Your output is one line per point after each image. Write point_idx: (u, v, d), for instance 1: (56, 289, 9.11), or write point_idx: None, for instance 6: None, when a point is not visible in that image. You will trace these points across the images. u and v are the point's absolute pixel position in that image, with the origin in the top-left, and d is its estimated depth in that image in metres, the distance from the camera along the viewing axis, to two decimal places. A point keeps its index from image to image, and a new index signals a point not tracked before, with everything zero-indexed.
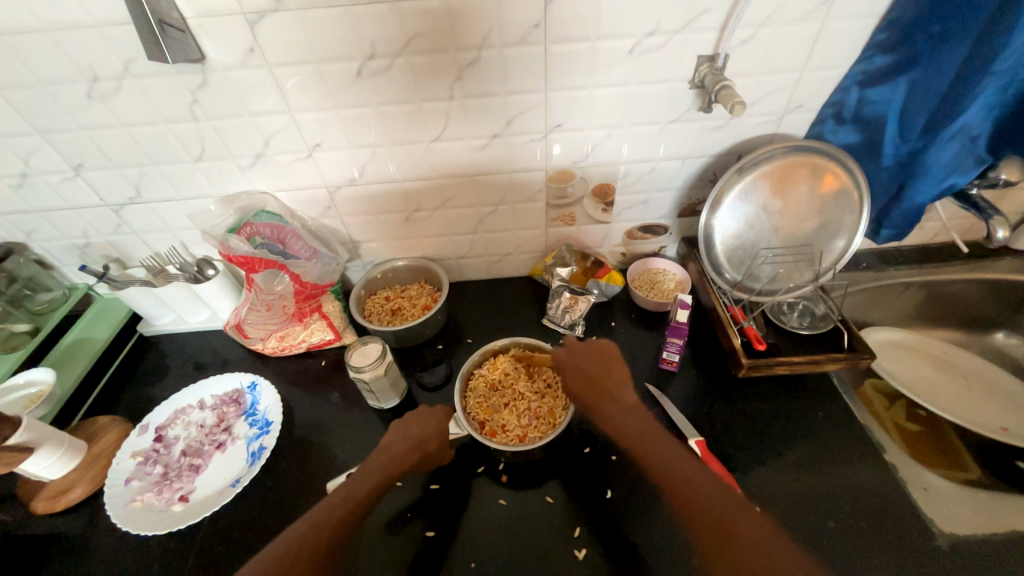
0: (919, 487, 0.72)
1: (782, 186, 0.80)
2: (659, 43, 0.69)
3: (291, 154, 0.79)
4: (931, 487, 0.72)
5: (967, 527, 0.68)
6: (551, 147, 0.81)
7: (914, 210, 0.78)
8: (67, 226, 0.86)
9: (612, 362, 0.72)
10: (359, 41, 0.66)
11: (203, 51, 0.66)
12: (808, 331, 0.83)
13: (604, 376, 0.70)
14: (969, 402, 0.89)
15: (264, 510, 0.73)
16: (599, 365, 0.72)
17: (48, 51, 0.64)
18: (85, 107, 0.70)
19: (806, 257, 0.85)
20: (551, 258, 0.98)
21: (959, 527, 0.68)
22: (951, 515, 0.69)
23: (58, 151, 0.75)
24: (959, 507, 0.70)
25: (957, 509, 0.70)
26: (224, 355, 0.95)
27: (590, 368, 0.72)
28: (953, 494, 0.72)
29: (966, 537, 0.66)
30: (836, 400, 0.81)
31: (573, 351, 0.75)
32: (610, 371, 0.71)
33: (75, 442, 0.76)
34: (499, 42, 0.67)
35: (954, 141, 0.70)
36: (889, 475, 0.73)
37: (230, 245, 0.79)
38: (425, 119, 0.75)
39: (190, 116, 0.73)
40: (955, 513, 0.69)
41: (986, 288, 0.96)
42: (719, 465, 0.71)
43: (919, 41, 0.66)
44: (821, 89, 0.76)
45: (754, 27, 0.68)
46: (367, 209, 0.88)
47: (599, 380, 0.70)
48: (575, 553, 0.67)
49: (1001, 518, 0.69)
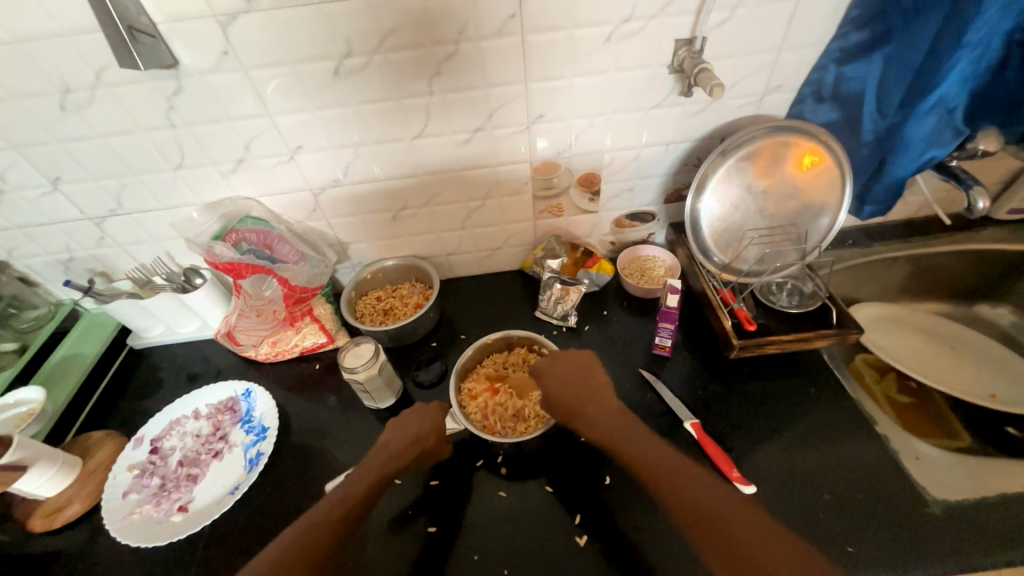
0: (912, 456, 0.73)
1: (765, 167, 0.80)
2: (635, 29, 0.69)
3: (272, 157, 0.78)
4: (922, 456, 0.73)
5: (959, 492, 0.69)
6: (535, 139, 0.81)
7: (895, 183, 0.78)
8: (49, 242, 0.85)
9: (594, 370, 0.74)
10: (335, 39, 0.65)
11: (176, 56, 0.65)
12: (797, 310, 0.84)
13: (588, 383, 0.71)
14: (960, 371, 0.91)
15: (265, 516, 0.73)
16: (585, 373, 0.73)
17: (17, 63, 0.63)
18: (60, 119, 0.69)
19: (792, 236, 0.85)
20: (540, 250, 0.98)
21: (951, 492, 0.69)
22: (943, 482, 0.70)
23: (34, 165, 0.74)
24: (950, 473, 0.71)
25: (949, 476, 0.71)
26: (217, 364, 0.95)
27: (576, 377, 0.73)
28: (943, 461, 0.74)
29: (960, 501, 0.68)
30: (828, 376, 0.82)
31: (560, 360, 0.75)
32: (595, 377, 0.73)
33: (69, 458, 0.76)
34: (476, 34, 0.67)
35: (931, 115, 0.70)
36: (882, 447, 0.74)
37: (215, 253, 0.78)
38: (406, 115, 0.75)
39: (167, 124, 0.72)
40: (947, 480, 0.71)
41: (970, 259, 0.97)
42: (714, 447, 0.72)
43: (893, 17, 0.67)
44: (799, 67, 0.76)
45: (729, 9, 0.68)
46: (353, 210, 0.87)
47: (582, 385, 0.71)
48: (577, 540, 0.68)
49: (992, 482, 0.70)
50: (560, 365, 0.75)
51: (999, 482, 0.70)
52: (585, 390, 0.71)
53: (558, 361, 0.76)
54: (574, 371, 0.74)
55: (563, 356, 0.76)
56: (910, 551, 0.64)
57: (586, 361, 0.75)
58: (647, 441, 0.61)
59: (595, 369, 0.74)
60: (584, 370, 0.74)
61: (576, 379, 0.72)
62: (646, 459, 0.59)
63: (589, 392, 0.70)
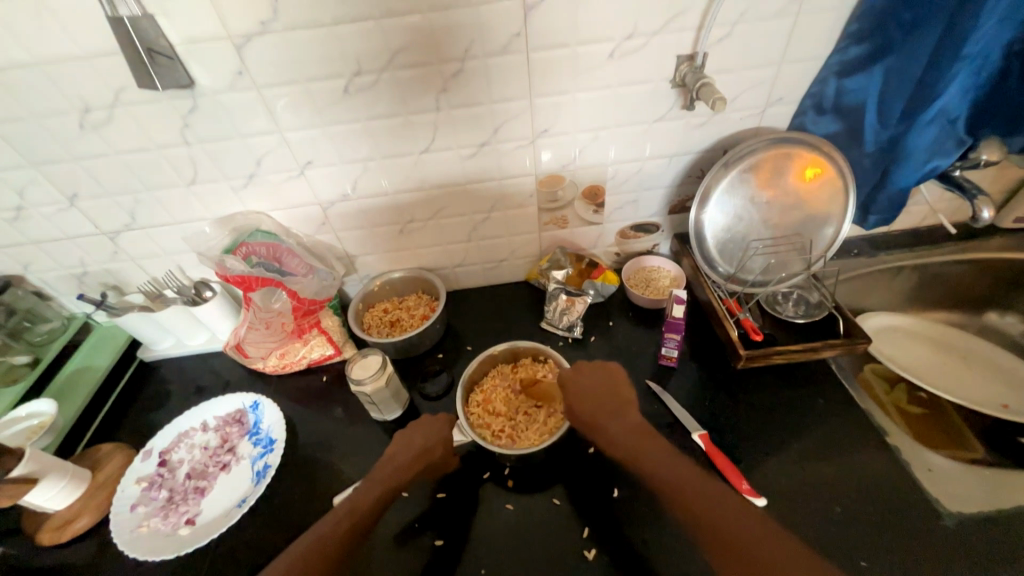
0: (925, 468, 0.72)
1: (768, 178, 0.81)
2: (637, 45, 0.71)
3: (282, 172, 0.80)
4: (935, 467, 0.72)
5: (972, 504, 0.68)
6: (539, 153, 0.82)
7: (898, 194, 0.78)
8: (64, 256, 0.87)
9: (619, 383, 0.73)
10: (345, 59, 0.67)
11: (192, 77, 0.67)
12: (804, 320, 0.84)
13: (611, 396, 0.71)
14: (970, 381, 0.90)
15: (272, 529, 0.73)
16: (610, 388, 0.72)
17: (41, 85, 0.65)
18: (79, 137, 0.71)
19: (797, 246, 0.86)
20: (545, 262, 0.99)
21: (963, 504, 0.68)
22: (956, 493, 0.69)
23: (53, 182, 0.76)
24: (964, 486, 0.70)
25: (962, 489, 0.70)
26: (226, 376, 0.95)
27: (601, 389, 0.72)
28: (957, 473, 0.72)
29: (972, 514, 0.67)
30: (836, 386, 0.82)
31: (584, 370, 0.75)
32: (619, 390, 0.72)
33: (79, 471, 0.76)
34: (482, 52, 0.69)
35: (933, 125, 0.70)
36: (893, 459, 0.73)
37: (226, 266, 0.80)
38: (413, 131, 0.76)
39: (182, 141, 0.74)
40: (960, 492, 0.69)
41: (978, 268, 0.97)
42: (723, 459, 0.72)
43: (892, 30, 0.68)
44: (800, 81, 0.77)
45: (729, 26, 0.70)
46: (361, 223, 0.89)
47: (606, 399, 0.70)
48: (586, 553, 0.67)
49: (1006, 495, 0.69)
50: (585, 375, 0.74)
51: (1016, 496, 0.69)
52: (609, 404, 0.70)
53: (582, 375, 0.74)
54: (598, 385, 0.73)
55: (588, 368, 0.75)
56: (925, 565, 0.62)
57: (610, 373, 0.74)
58: (667, 459, 0.60)
59: (619, 383, 0.73)
60: (608, 383, 0.73)
61: (600, 393, 0.72)
62: (667, 477, 0.58)
63: (613, 407, 0.69)
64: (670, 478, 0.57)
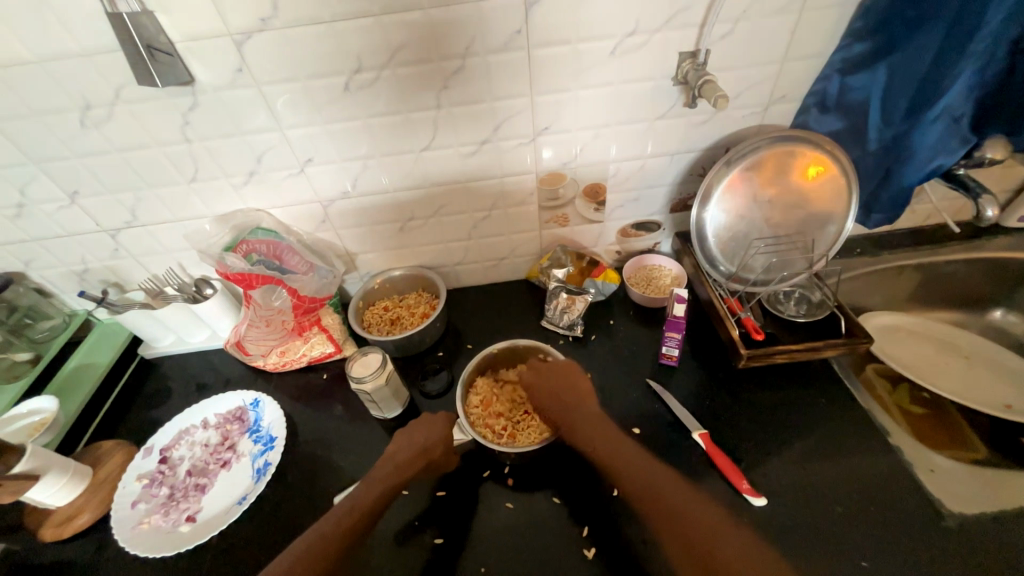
0: (927, 469, 0.72)
1: (771, 176, 0.80)
2: (639, 42, 0.70)
3: (283, 170, 0.80)
4: (937, 467, 0.72)
5: (973, 506, 0.67)
6: (540, 150, 0.82)
7: (902, 192, 0.77)
8: (65, 254, 0.87)
9: (576, 377, 0.76)
10: (346, 56, 0.67)
11: (192, 73, 0.67)
12: (805, 319, 0.84)
13: (571, 391, 0.75)
14: (973, 381, 0.89)
15: (272, 526, 0.73)
16: (567, 382, 0.76)
17: (42, 82, 0.65)
18: (80, 134, 0.71)
19: (799, 245, 0.85)
20: (546, 260, 0.98)
21: (965, 506, 0.67)
22: (958, 495, 0.69)
23: (54, 179, 0.76)
24: (966, 486, 0.70)
25: (965, 489, 0.69)
26: (226, 374, 0.96)
27: (561, 385, 0.76)
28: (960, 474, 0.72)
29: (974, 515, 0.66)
30: (837, 386, 0.81)
31: (543, 368, 0.78)
32: (578, 384, 0.75)
33: (80, 467, 0.76)
34: (483, 49, 0.69)
35: (937, 124, 0.69)
36: (895, 458, 0.73)
37: (227, 263, 0.80)
38: (414, 128, 0.76)
39: (182, 139, 0.74)
40: (962, 493, 0.69)
41: (981, 267, 0.96)
42: (724, 458, 0.72)
43: (895, 27, 0.67)
44: (803, 78, 0.77)
45: (732, 22, 0.69)
46: (362, 221, 0.89)
47: (567, 394, 0.74)
48: (585, 552, 0.67)
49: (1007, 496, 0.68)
50: (545, 373, 0.78)
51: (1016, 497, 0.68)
52: (569, 399, 0.74)
53: (543, 373, 0.78)
54: (556, 381, 0.76)
55: (552, 368, 0.78)
56: (925, 566, 0.62)
57: (569, 370, 0.77)
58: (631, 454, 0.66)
59: (576, 378, 0.76)
60: (567, 379, 0.76)
61: (562, 389, 0.75)
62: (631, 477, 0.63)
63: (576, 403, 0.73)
64: (640, 484, 0.62)
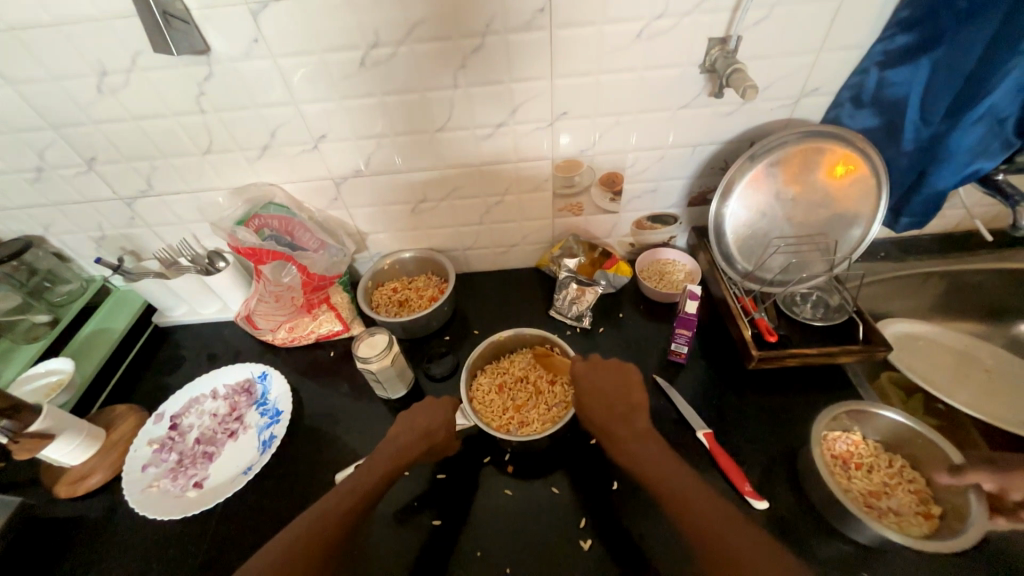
0: (870, 452, 0.73)
1: (796, 173, 0.77)
2: (667, 26, 0.67)
3: (296, 145, 0.79)
4: (863, 441, 0.74)
5: (873, 476, 0.71)
6: (558, 137, 0.80)
7: (935, 197, 0.74)
8: (82, 219, 0.88)
9: (633, 387, 0.70)
10: (362, 29, 0.65)
11: (208, 42, 0.66)
12: (822, 323, 0.81)
13: (624, 400, 0.68)
14: (994, 400, 0.86)
15: (276, 497, 0.75)
16: (621, 387, 0.70)
17: (58, 45, 0.65)
18: (97, 101, 0.71)
19: (821, 246, 0.82)
20: (558, 248, 0.97)
21: (863, 476, 0.72)
22: (866, 466, 0.72)
23: (71, 145, 0.76)
24: (878, 459, 0.73)
25: (875, 462, 0.73)
26: (236, 346, 0.97)
27: (613, 391, 0.69)
28: (884, 448, 0.74)
29: (866, 484, 0.71)
30: (849, 393, 0.79)
31: (596, 370, 0.72)
32: (631, 391, 0.69)
33: (94, 430, 0.79)
34: (503, 28, 0.66)
35: (978, 125, 0.66)
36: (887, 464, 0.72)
37: (238, 237, 0.80)
38: (430, 108, 0.75)
39: (197, 109, 0.73)
40: (872, 464, 0.72)
41: (1011, 278, 0.93)
42: (726, 458, 0.71)
43: (942, 19, 0.63)
44: (838, 71, 0.73)
45: (767, 8, 0.65)
46: (374, 201, 0.88)
47: (618, 398, 0.69)
48: (581, 544, 0.67)
49: (912, 472, 0.71)
50: (597, 375, 0.72)
51: (920, 474, 0.71)
52: (621, 408, 0.67)
53: (598, 373, 0.72)
54: (613, 387, 0.70)
55: (603, 369, 0.72)
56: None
57: (625, 377, 0.71)
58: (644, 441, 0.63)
59: (633, 388, 0.69)
60: (623, 385, 0.70)
61: (611, 391, 0.69)
62: (674, 487, 0.55)
63: (627, 407, 0.67)
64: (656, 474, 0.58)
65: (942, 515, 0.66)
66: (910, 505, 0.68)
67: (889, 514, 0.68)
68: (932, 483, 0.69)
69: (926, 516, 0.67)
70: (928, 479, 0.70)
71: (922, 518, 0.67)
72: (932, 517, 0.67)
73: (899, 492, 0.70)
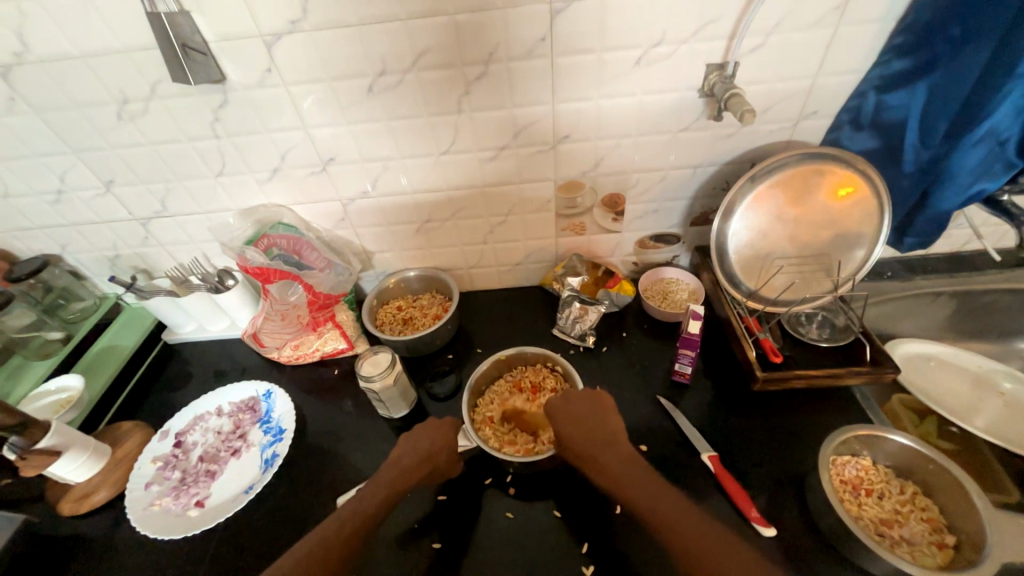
0: (880, 478, 0.72)
1: (797, 194, 0.78)
2: (665, 52, 0.69)
3: (306, 168, 0.81)
4: (872, 466, 0.72)
5: (884, 503, 0.70)
6: (560, 158, 0.81)
7: (939, 217, 0.74)
8: (98, 239, 0.91)
9: (611, 415, 0.69)
10: (371, 58, 0.68)
11: (224, 72, 0.69)
12: (828, 344, 0.80)
13: (602, 428, 0.67)
14: (1009, 423, 0.84)
15: (278, 516, 0.74)
16: (599, 414, 0.69)
17: (84, 76, 0.68)
18: (116, 127, 0.74)
19: (823, 266, 0.82)
20: (560, 268, 0.98)
21: (874, 504, 0.70)
22: (877, 492, 0.70)
23: (91, 169, 0.80)
24: (890, 485, 0.71)
25: (886, 488, 0.71)
26: (243, 363, 0.98)
27: (590, 418, 0.69)
28: (896, 474, 0.72)
29: (877, 511, 0.69)
30: (858, 416, 0.78)
31: (573, 398, 0.72)
32: (609, 417, 0.69)
33: (100, 446, 0.79)
34: (506, 56, 0.68)
35: (979, 147, 0.66)
36: (899, 490, 0.70)
37: (246, 257, 0.83)
38: (435, 131, 0.77)
39: (211, 134, 0.76)
40: (883, 490, 0.71)
41: (1022, 297, 0.92)
42: (733, 482, 0.70)
43: (938, 44, 0.64)
44: (836, 95, 0.74)
45: (763, 35, 0.67)
46: (380, 221, 0.90)
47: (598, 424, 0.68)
48: (582, 569, 0.66)
49: (924, 499, 0.69)
50: (573, 403, 0.71)
51: (933, 502, 0.68)
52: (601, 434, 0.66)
53: (571, 403, 0.71)
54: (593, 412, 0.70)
55: (580, 395, 0.72)
56: None
57: (603, 403, 0.71)
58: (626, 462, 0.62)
59: (606, 412, 0.69)
60: (597, 409, 0.70)
61: (587, 419, 0.69)
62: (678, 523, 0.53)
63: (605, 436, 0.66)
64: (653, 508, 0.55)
65: (956, 545, 0.64)
66: (923, 534, 0.66)
67: (901, 543, 0.66)
68: (945, 510, 0.67)
69: (939, 546, 0.65)
70: (941, 507, 0.68)
71: (936, 549, 0.65)
72: (945, 547, 0.65)
73: (911, 520, 0.68)
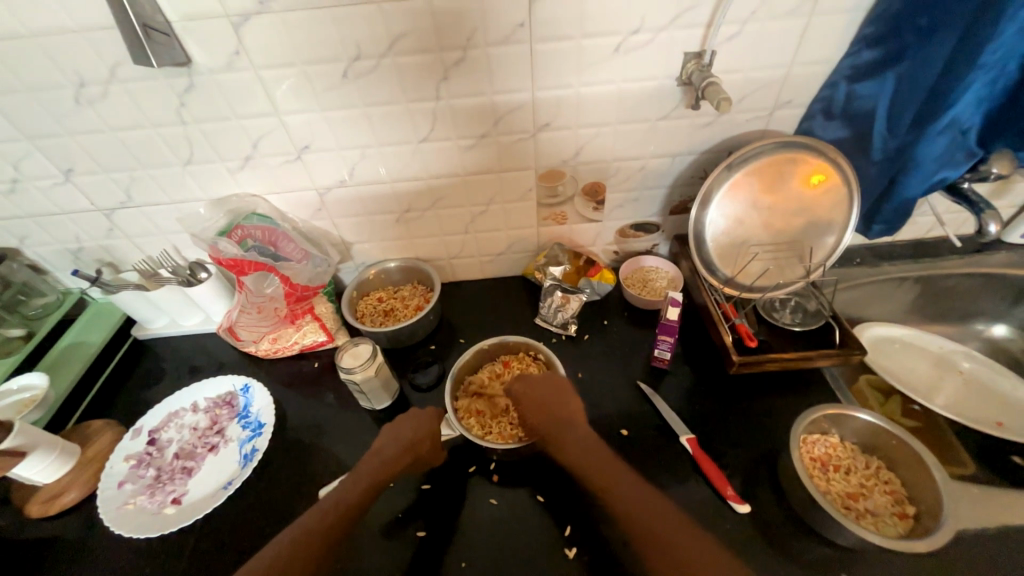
0: (846, 454, 0.75)
1: (771, 183, 0.79)
2: (644, 40, 0.69)
3: (279, 156, 0.79)
4: (840, 443, 0.76)
5: (851, 478, 0.73)
6: (541, 146, 0.81)
7: (904, 205, 0.75)
8: (59, 231, 0.87)
9: (571, 398, 0.72)
10: (345, 42, 0.66)
11: (189, 55, 0.66)
12: (800, 328, 0.83)
13: (564, 413, 0.70)
14: (966, 400, 0.89)
15: (259, 511, 0.73)
16: (560, 397, 0.72)
17: (37, 57, 0.64)
18: (74, 112, 0.71)
19: (796, 253, 0.84)
20: (542, 257, 0.98)
21: (842, 479, 0.73)
22: (844, 468, 0.74)
23: (49, 157, 0.76)
24: (856, 460, 0.74)
25: (853, 464, 0.74)
26: (219, 358, 0.96)
27: (552, 404, 0.71)
28: (862, 450, 0.76)
29: (844, 486, 0.72)
30: (828, 396, 0.81)
31: (535, 383, 0.74)
32: (569, 401, 0.71)
33: (69, 446, 0.77)
34: (484, 41, 0.67)
35: (943, 135, 0.67)
36: (864, 465, 0.74)
37: (219, 249, 0.80)
38: (413, 118, 0.75)
39: (178, 120, 0.73)
40: (850, 466, 0.74)
41: (980, 281, 0.96)
42: (711, 465, 0.72)
43: (907, 35, 0.66)
44: (809, 84, 0.76)
45: (739, 24, 0.68)
46: (358, 211, 0.88)
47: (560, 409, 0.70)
48: (565, 552, 0.67)
49: (887, 473, 0.73)
50: (537, 388, 0.73)
51: (896, 475, 0.72)
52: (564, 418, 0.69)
53: (535, 390, 0.73)
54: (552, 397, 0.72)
55: (540, 380, 0.74)
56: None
57: (562, 386, 0.73)
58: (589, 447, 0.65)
59: (566, 396, 0.72)
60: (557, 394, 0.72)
61: (550, 403, 0.71)
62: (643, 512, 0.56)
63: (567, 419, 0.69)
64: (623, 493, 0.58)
65: (916, 515, 0.68)
66: (886, 506, 0.70)
67: (866, 515, 0.69)
68: (906, 483, 0.71)
69: (901, 516, 0.69)
70: (902, 479, 0.71)
71: (898, 519, 0.68)
72: (906, 517, 0.68)
73: (876, 493, 0.71)
